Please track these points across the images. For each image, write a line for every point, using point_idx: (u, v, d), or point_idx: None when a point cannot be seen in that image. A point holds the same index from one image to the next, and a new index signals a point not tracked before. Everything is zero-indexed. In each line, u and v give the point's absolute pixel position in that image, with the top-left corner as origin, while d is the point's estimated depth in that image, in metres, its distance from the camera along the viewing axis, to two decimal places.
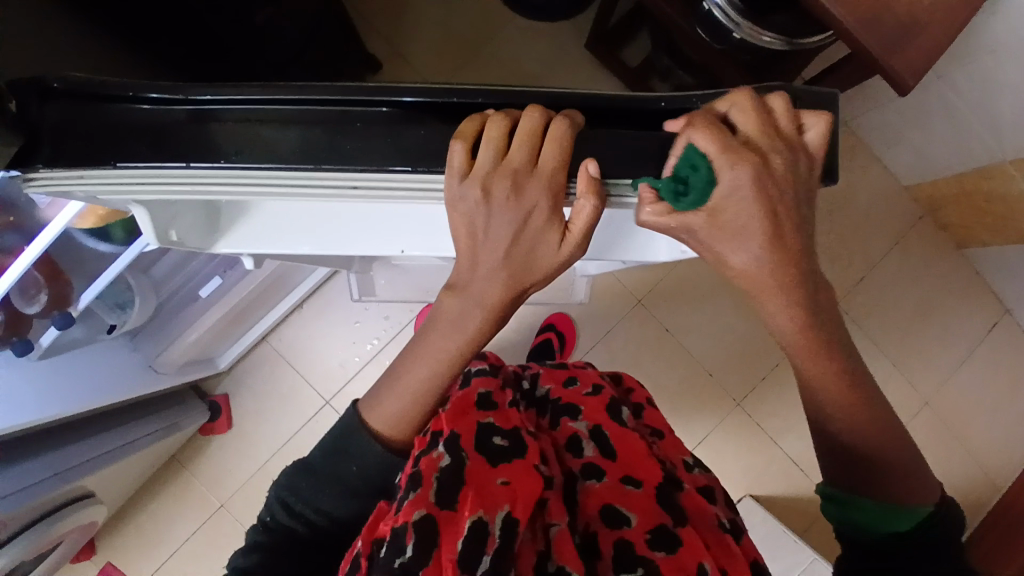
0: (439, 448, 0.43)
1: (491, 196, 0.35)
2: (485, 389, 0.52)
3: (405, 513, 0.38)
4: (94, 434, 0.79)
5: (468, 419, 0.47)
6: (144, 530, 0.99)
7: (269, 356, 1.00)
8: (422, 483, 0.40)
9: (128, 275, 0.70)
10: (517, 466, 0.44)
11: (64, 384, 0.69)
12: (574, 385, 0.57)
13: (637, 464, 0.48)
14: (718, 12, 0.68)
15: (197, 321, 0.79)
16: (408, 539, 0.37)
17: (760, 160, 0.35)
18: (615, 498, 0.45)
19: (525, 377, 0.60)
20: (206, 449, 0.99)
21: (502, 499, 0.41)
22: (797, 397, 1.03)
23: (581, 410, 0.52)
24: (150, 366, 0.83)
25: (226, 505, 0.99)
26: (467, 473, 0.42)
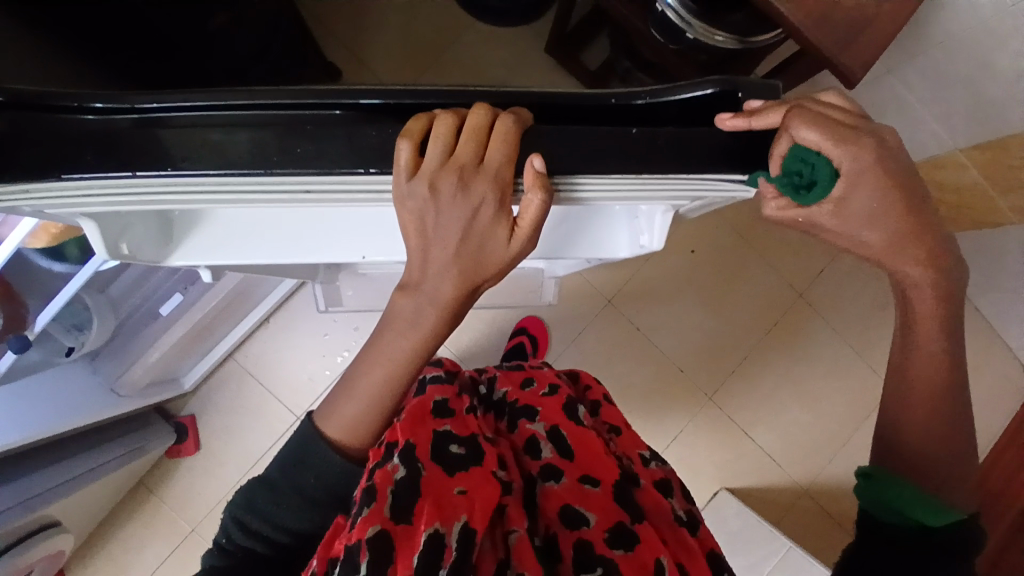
0: (394, 461, 0.42)
1: (437, 193, 0.35)
2: (441, 396, 0.51)
3: (359, 528, 0.37)
4: (54, 462, 0.76)
5: (423, 428, 0.46)
6: (111, 559, 0.96)
7: (237, 374, 0.98)
8: (376, 496, 0.39)
9: (83, 295, 0.68)
10: (473, 474, 0.43)
11: (22, 411, 0.66)
12: (531, 386, 0.56)
13: (594, 462, 0.47)
14: (672, 13, 0.69)
15: (157, 340, 0.76)
16: (362, 557, 0.35)
17: (827, 144, 0.36)
18: (572, 498, 0.44)
19: (482, 381, 0.59)
20: (173, 472, 0.97)
21: (459, 508, 0.39)
22: (767, 389, 1.04)
23: (539, 412, 0.52)
24: (112, 390, 0.80)
25: (197, 528, 0.96)
26: (424, 484, 0.41)
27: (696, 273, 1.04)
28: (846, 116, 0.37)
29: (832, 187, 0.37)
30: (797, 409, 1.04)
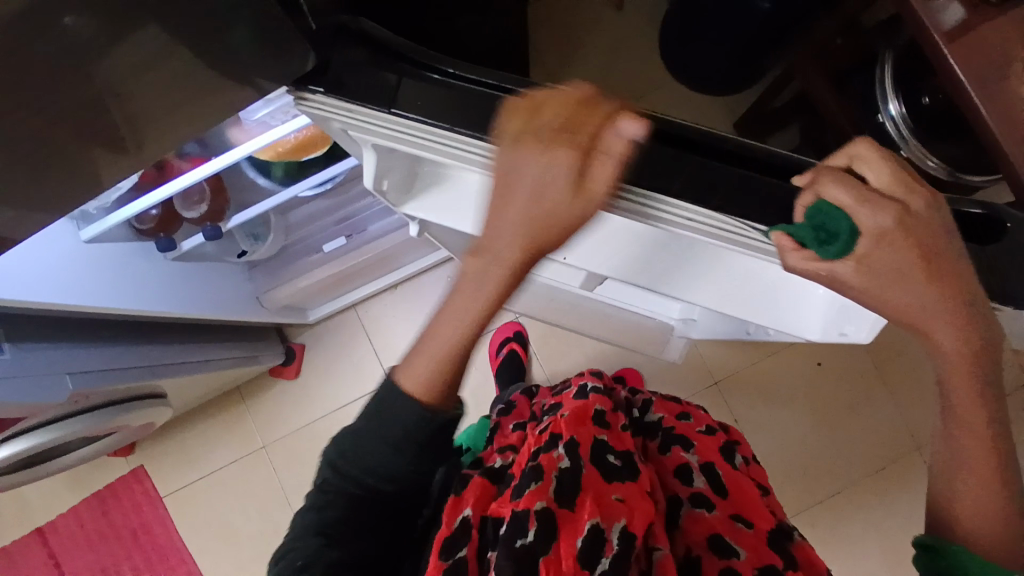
0: (559, 450, 0.54)
1: (579, 188, 0.40)
2: (597, 407, 0.62)
3: (529, 500, 0.48)
4: (187, 339, 0.82)
5: (584, 429, 0.58)
6: (187, 447, 1.05)
7: (352, 325, 1.05)
8: (544, 478, 0.50)
9: (271, 214, 0.78)
10: (630, 485, 0.53)
11: (185, 288, 0.73)
12: (687, 421, 0.65)
13: (744, 503, 0.54)
14: (891, 123, 0.69)
15: (312, 270, 0.87)
16: (530, 524, 0.46)
17: (855, 201, 0.38)
18: (721, 526, 0.52)
19: (636, 406, 0.69)
20: (267, 388, 1.04)
21: (618, 512, 0.49)
22: (854, 531, 0.97)
23: (694, 445, 0.60)
24: (257, 298, 0.88)
25: (268, 448, 1.04)
26: (584, 478, 0.52)
27: (815, 386, 1.01)
28: (885, 173, 0.39)
29: (854, 243, 0.39)
30: (879, 566, 0.96)
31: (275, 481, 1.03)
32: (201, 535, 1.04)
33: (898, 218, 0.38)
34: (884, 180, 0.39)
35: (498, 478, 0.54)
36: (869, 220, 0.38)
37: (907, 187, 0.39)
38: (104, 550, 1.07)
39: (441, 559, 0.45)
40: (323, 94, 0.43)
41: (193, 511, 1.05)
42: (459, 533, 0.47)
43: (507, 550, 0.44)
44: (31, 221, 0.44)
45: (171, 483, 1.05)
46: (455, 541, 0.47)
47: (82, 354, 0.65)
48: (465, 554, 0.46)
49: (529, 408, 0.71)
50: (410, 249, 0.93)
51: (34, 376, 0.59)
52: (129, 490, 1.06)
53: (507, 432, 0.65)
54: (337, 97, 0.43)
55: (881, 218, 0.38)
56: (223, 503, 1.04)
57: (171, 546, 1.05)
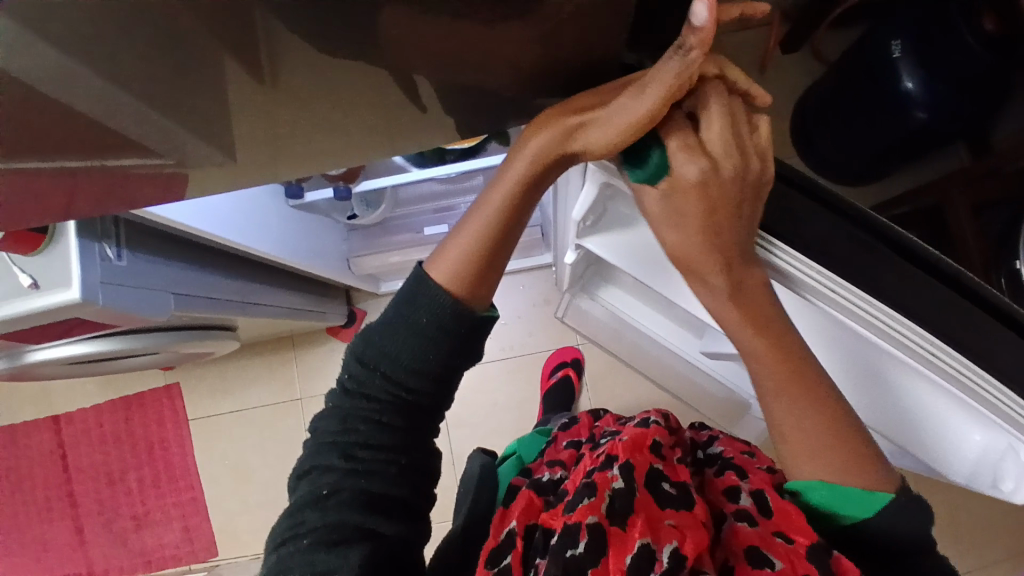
0: (613, 470, 0.49)
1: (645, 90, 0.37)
2: (656, 438, 0.53)
3: (579, 514, 0.45)
4: (266, 282, 0.83)
5: (642, 456, 0.50)
6: (227, 379, 1.09)
7: None
8: (597, 494, 0.46)
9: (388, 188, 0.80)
10: (684, 512, 0.46)
11: (282, 230, 0.74)
12: (751, 458, 0.56)
13: (793, 523, 0.44)
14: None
15: (407, 248, 0.89)
16: (581, 536, 0.44)
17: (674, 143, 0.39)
18: (761, 543, 0.44)
19: (699, 446, 0.61)
20: (320, 344, 1.08)
21: (670, 534, 0.44)
22: None
23: (750, 474, 0.51)
24: (347, 260, 0.90)
25: (303, 400, 1.07)
26: (637, 498, 0.47)
27: None
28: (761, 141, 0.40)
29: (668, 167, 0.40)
30: None
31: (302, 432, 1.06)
32: (217, 463, 1.07)
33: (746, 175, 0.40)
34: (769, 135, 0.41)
35: (547, 490, 0.53)
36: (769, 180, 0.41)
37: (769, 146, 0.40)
38: (116, 453, 1.10)
39: (489, 566, 0.46)
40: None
41: (214, 441, 1.08)
42: (505, 544, 0.47)
43: (556, 560, 0.43)
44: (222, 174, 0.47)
45: (202, 408, 1.09)
46: (501, 552, 0.47)
47: (181, 278, 0.65)
48: (511, 562, 0.46)
49: (589, 429, 0.68)
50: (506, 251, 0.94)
51: (144, 290, 0.59)
52: (158, 403, 1.10)
53: (561, 449, 0.63)
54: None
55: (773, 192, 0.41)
56: (245, 440, 1.07)
57: (184, 467, 1.08)
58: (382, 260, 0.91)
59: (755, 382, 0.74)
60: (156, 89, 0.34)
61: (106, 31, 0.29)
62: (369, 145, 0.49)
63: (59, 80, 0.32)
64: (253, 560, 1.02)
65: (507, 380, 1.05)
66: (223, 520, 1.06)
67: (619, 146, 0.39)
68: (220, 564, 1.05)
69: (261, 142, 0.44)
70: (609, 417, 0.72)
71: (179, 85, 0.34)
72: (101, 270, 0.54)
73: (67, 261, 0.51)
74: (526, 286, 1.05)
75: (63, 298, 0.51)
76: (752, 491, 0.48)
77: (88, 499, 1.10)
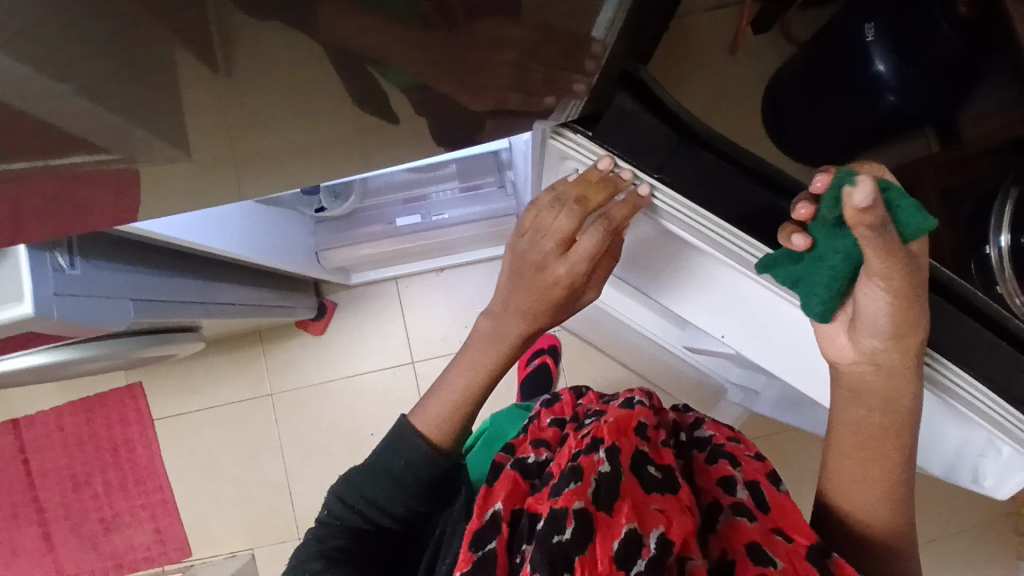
0: (599, 454, 0.48)
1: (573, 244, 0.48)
2: (641, 419, 0.54)
3: (567, 499, 0.44)
4: (231, 278, 0.81)
5: (627, 441, 0.50)
6: (195, 377, 1.16)
7: (388, 295, 1.13)
8: (583, 479, 0.46)
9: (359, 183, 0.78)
10: (670, 497, 0.46)
11: (246, 226, 0.70)
12: (737, 442, 0.56)
13: (790, 519, 0.46)
14: (994, 255, 0.59)
15: (377, 240, 0.87)
16: (568, 523, 0.43)
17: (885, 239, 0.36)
18: (760, 538, 0.44)
19: (684, 428, 0.61)
20: (288, 339, 1.13)
21: (658, 520, 0.44)
22: None
23: (741, 464, 0.52)
24: (315, 253, 0.87)
25: (274, 395, 1.15)
26: (623, 484, 0.46)
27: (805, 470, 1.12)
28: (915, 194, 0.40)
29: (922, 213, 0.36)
30: None
31: (271, 427, 1.14)
32: (184, 461, 1.15)
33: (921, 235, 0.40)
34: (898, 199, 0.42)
35: (533, 474, 0.52)
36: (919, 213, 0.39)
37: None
38: (78, 455, 1.15)
39: (471, 550, 0.45)
40: (585, 136, 0.46)
41: (179, 438, 1.16)
42: (488, 527, 0.47)
43: (542, 546, 0.42)
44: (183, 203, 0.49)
45: (166, 409, 1.16)
46: (484, 535, 0.46)
47: (142, 282, 0.62)
48: (495, 546, 0.45)
49: (573, 408, 0.65)
50: (477, 237, 0.94)
51: (99, 299, 0.56)
52: (120, 404, 1.16)
53: (544, 427, 0.60)
54: (596, 142, 0.45)
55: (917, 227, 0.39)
56: (223, 432, 1.15)
57: (151, 469, 1.15)
58: (352, 254, 0.89)
59: (732, 369, 0.74)
60: (107, 148, 0.36)
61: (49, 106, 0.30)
62: (335, 172, 0.51)
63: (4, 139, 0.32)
64: (228, 559, 1.10)
65: None
66: (195, 518, 1.14)
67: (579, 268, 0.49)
68: (193, 564, 1.13)
69: (213, 174, 0.44)
70: (592, 394, 0.71)
71: (135, 133, 0.35)
72: (54, 281, 0.50)
73: (17, 274, 0.48)
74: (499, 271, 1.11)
75: (14, 313, 0.48)
76: (747, 483, 0.49)
77: (52, 503, 1.15)
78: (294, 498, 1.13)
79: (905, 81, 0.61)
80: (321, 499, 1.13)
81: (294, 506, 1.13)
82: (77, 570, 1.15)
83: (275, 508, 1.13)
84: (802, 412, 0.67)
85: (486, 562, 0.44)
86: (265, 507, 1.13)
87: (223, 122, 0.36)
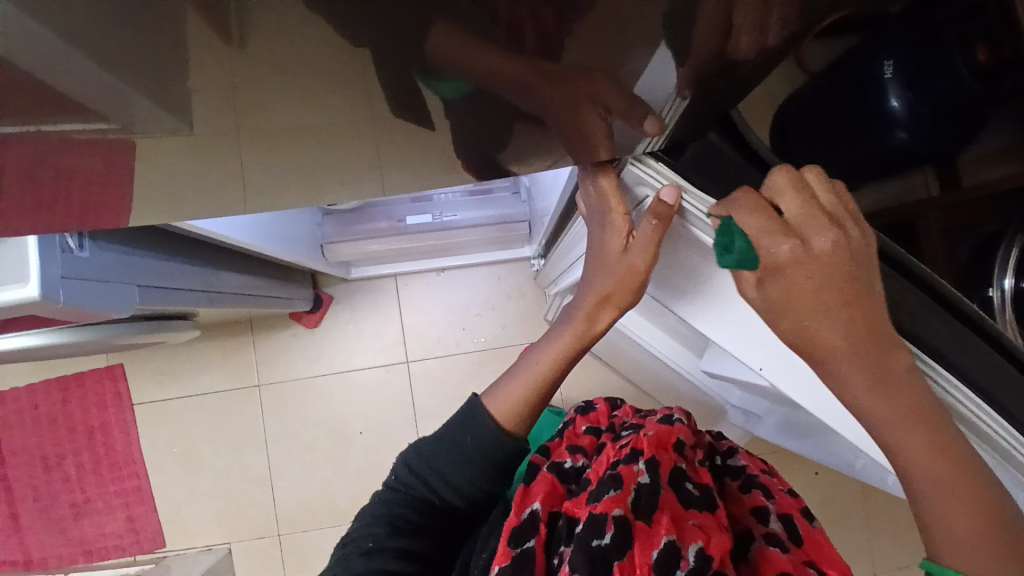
0: (640, 465, 0.52)
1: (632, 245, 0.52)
2: (680, 437, 0.58)
3: (607, 505, 0.48)
4: (244, 267, 0.81)
5: (665, 456, 0.54)
6: (179, 365, 1.24)
7: (385, 294, 1.25)
8: (623, 487, 0.50)
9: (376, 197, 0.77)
10: (708, 515, 0.50)
11: (266, 220, 0.70)
12: (771, 477, 0.59)
13: (822, 553, 0.48)
14: (998, 297, 0.57)
15: (382, 237, 0.87)
16: (607, 528, 0.47)
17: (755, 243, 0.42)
18: (793, 568, 0.46)
19: (720, 453, 0.64)
20: (282, 329, 1.24)
21: (697, 535, 0.47)
22: None
23: (776, 497, 0.55)
24: (319, 245, 0.86)
25: (261, 385, 1.24)
26: (660, 497, 0.50)
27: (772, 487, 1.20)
28: (756, 225, 0.42)
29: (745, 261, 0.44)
30: None
31: (257, 416, 1.24)
32: (164, 450, 1.24)
33: (794, 249, 0.42)
34: (795, 212, 0.43)
35: (569, 479, 0.57)
36: (767, 244, 0.42)
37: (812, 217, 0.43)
38: (50, 436, 1.22)
39: (510, 546, 0.49)
40: (665, 164, 0.47)
41: (158, 423, 1.24)
42: (527, 525, 0.51)
43: (582, 547, 0.45)
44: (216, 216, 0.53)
45: (144, 393, 1.24)
46: (524, 533, 0.50)
47: (151, 268, 0.61)
48: (533, 544, 0.49)
49: (609, 419, 0.69)
50: (494, 238, 0.95)
51: (102, 284, 0.53)
52: (99, 385, 1.23)
53: (580, 433, 0.65)
54: (676, 172, 0.47)
55: (776, 246, 0.42)
56: (210, 418, 1.24)
57: (126, 455, 1.23)
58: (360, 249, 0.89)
59: (733, 393, 0.75)
60: (148, 174, 0.39)
61: (103, 143, 0.33)
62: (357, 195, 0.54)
63: (67, 161, 0.34)
64: (202, 553, 1.20)
65: (475, 371, 1.25)
66: (171, 511, 1.23)
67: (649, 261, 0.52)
68: (166, 556, 1.21)
69: (247, 197, 0.48)
70: (629, 408, 0.73)
71: (178, 156, 0.37)
72: (61, 263, 0.48)
73: (22, 255, 0.44)
74: (502, 277, 1.26)
75: (18, 295, 0.45)
76: (780, 515, 0.52)
77: (21, 484, 1.22)
78: (275, 490, 1.23)
79: (921, 117, 0.57)
80: (298, 491, 1.23)
81: (274, 499, 1.23)
82: (43, 555, 1.22)
83: (255, 501, 1.23)
84: (807, 437, 0.69)
85: (525, 560, 0.48)
86: (247, 502, 1.23)
87: (270, 151, 0.38)
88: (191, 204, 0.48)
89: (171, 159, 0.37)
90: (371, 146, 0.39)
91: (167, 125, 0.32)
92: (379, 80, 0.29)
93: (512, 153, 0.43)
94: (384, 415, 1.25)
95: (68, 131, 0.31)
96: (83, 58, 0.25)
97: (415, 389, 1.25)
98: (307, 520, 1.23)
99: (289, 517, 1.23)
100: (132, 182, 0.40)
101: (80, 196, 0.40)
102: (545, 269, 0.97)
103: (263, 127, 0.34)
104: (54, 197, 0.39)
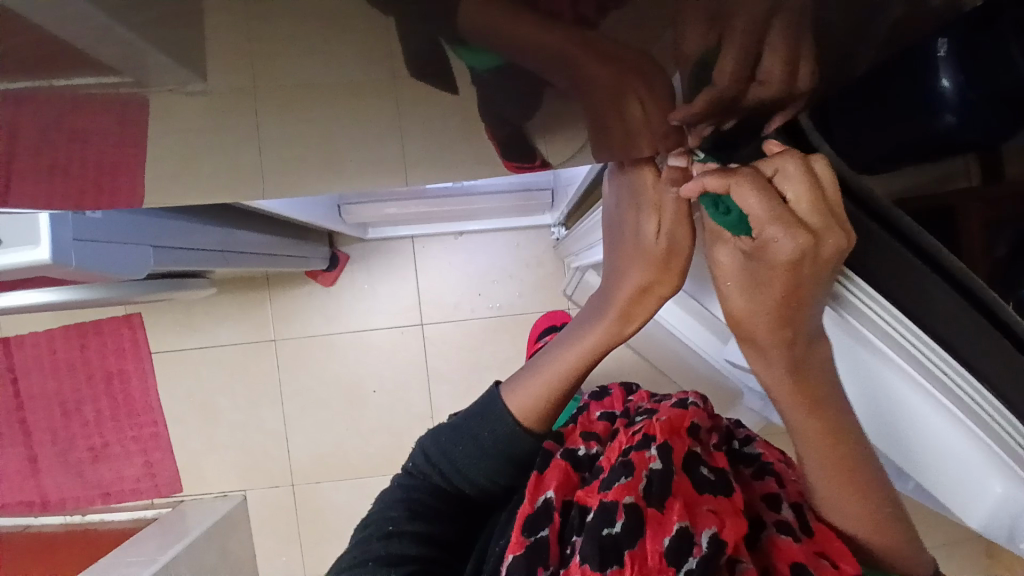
0: (651, 451, 0.52)
1: (668, 265, 0.49)
2: (694, 421, 0.57)
3: (618, 493, 0.48)
4: (261, 232, 0.81)
5: (679, 440, 0.53)
6: (196, 318, 1.25)
7: (402, 257, 1.24)
8: (634, 474, 0.50)
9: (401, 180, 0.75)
10: (722, 499, 0.49)
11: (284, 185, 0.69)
12: (791, 468, 0.58)
13: (833, 548, 0.48)
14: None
15: (401, 202, 0.85)
16: (618, 516, 0.47)
17: (763, 215, 0.35)
18: (808, 562, 0.46)
19: (737, 436, 0.63)
20: (298, 285, 1.25)
21: (710, 520, 0.46)
22: None
23: (794, 489, 0.54)
24: (337, 206, 0.85)
25: (276, 341, 1.25)
26: (674, 482, 0.49)
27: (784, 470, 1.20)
28: (762, 210, 0.35)
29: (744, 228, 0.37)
30: None
31: (272, 371, 1.26)
32: (181, 399, 1.26)
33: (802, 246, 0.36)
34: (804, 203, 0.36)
35: (583, 466, 0.56)
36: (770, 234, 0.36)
37: (825, 219, 0.36)
38: (71, 381, 1.25)
39: (524, 534, 0.49)
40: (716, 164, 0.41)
41: (175, 373, 1.26)
42: (541, 514, 0.50)
43: (592, 536, 0.45)
44: (233, 186, 0.52)
45: (162, 343, 1.26)
46: (536, 522, 0.50)
47: (165, 228, 0.60)
48: (547, 533, 0.49)
49: (624, 402, 0.68)
50: (515, 204, 0.93)
51: (110, 245, 0.52)
52: (118, 333, 1.25)
53: (595, 419, 0.64)
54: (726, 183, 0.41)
55: (780, 238, 0.36)
56: (227, 371, 1.26)
57: (145, 403, 1.26)
58: (378, 211, 0.88)
59: (752, 380, 0.74)
60: (154, 143, 0.37)
61: (110, 106, 0.31)
62: (373, 173, 0.52)
63: (69, 124, 0.32)
64: (219, 500, 1.24)
65: (489, 337, 1.26)
66: (187, 457, 1.27)
67: (672, 280, 0.50)
68: (183, 500, 1.26)
69: (261, 173, 0.47)
70: (644, 392, 0.72)
71: (191, 121, 0.35)
72: (73, 227, 0.47)
73: (31, 217, 0.43)
74: (521, 245, 1.24)
75: (29, 258, 0.44)
76: (795, 505, 0.51)
77: (42, 426, 1.26)
78: (289, 443, 1.26)
79: (972, 104, 0.47)
80: (312, 445, 1.26)
81: (288, 451, 1.26)
82: (63, 497, 1.28)
83: (270, 451, 1.26)
84: None
85: (538, 550, 0.48)
86: (261, 452, 1.26)
87: (286, 120, 0.36)
88: (203, 177, 0.46)
89: (182, 128, 0.35)
90: (389, 122, 0.37)
91: (182, 84, 0.29)
92: (400, 45, 0.27)
93: (542, 137, 0.40)
94: (398, 376, 1.26)
95: (76, 90, 0.29)
96: (85, 5, 0.22)
97: (429, 352, 1.25)
98: (320, 473, 1.26)
99: (303, 470, 1.26)
100: (140, 152, 0.38)
101: (89, 164, 0.39)
102: (566, 241, 0.95)
103: (277, 95, 0.32)
104: (59, 165, 0.37)
